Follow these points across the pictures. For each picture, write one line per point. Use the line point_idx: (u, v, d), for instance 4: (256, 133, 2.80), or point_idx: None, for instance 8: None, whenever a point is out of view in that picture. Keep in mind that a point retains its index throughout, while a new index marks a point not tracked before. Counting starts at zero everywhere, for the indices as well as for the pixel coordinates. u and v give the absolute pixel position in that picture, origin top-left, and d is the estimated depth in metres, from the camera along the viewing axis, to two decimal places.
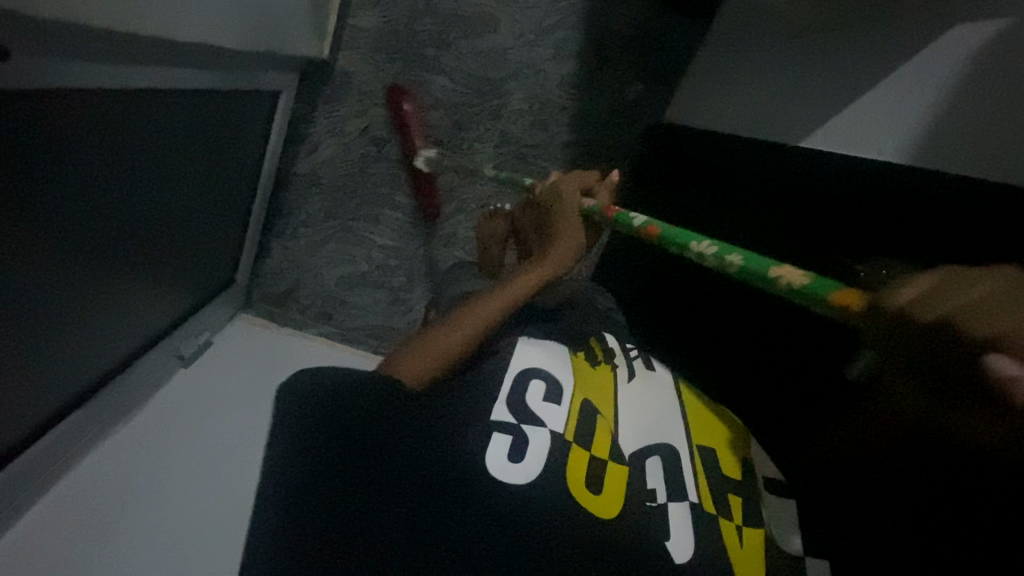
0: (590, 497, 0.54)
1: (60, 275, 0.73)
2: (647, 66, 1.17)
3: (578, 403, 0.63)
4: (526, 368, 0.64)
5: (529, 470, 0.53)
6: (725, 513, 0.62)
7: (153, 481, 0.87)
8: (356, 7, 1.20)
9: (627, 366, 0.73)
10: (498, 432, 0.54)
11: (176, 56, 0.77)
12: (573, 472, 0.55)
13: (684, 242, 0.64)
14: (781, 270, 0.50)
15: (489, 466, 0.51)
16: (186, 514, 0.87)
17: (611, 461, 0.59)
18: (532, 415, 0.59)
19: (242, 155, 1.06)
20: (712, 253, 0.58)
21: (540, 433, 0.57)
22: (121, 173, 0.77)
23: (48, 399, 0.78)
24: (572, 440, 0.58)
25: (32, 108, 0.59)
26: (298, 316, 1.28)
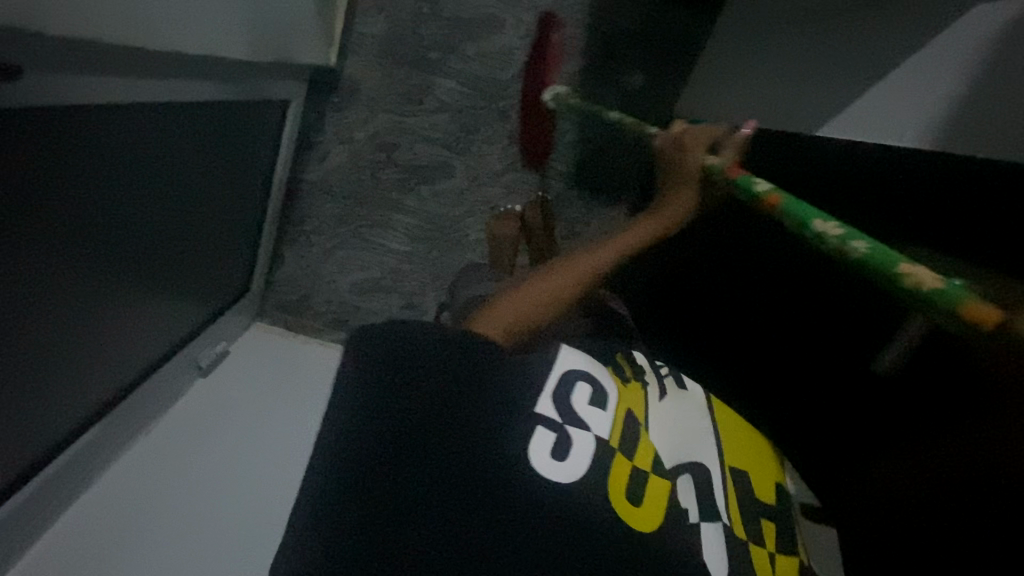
0: (630, 509, 0.52)
1: (75, 289, 0.73)
2: (655, 60, 1.16)
3: (622, 412, 0.59)
4: (574, 370, 0.59)
5: (572, 471, 0.52)
6: (756, 539, 0.61)
7: (183, 482, 0.90)
8: (362, 14, 1.20)
9: (658, 383, 0.67)
10: (538, 432, 0.53)
11: (184, 67, 0.77)
12: (615, 481, 0.53)
13: (808, 219, 0.51)
14: (913, 269, 0.42)
15: (532, 462, 0.51)
16: (218, 512, 0.89)
17: (652, 474, 0.57)
18: (578, 415, 0.56)
19: (252, 166, 1.07)
20: (833, 237, 0.48)
21: (584, 434, 0.55)
22: (132, 186, 0.77)
23: (67, 414, 0.79)
24: (617, 447, 0.56)
25: (41, 123, 0.60)
26: (313, 324, 1.29)
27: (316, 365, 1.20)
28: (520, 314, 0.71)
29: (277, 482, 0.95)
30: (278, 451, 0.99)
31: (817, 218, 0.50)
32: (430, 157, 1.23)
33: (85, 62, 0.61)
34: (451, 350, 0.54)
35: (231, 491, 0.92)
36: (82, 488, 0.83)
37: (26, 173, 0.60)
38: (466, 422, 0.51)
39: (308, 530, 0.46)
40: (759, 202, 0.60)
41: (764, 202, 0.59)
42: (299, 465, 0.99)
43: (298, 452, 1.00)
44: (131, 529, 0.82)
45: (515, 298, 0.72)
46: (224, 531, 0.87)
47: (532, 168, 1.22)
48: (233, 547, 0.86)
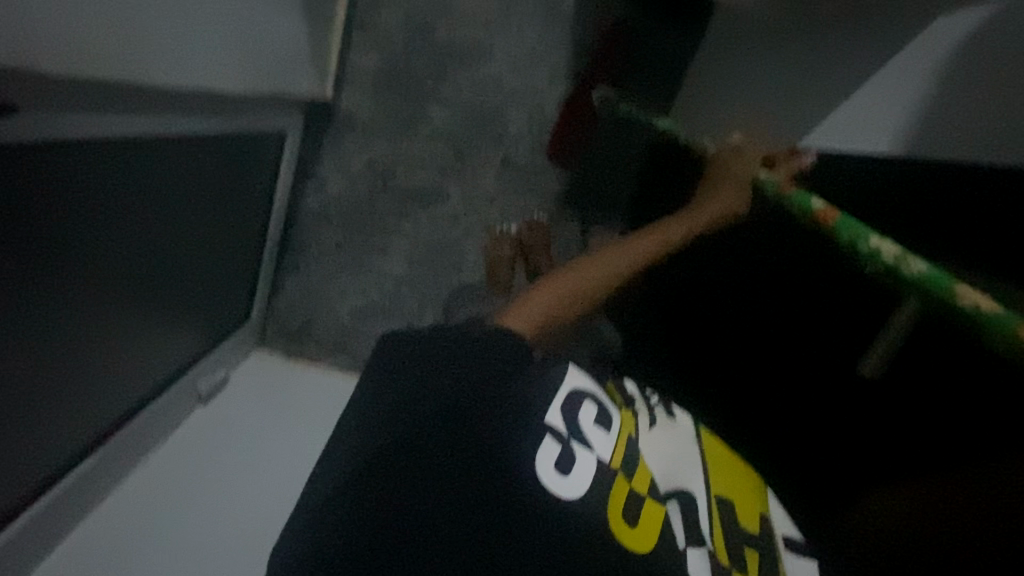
0: (626, 529, 0.51)
1: (73, 317, 0.75)
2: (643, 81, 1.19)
3: (625, 436, 0.58)
4: (580, 389, 0.57)
5: (577, 487, 0.51)
6: (739, 565, 0.58)
7: (178, 512, 0.89)
8: (357, 47, 1.24)
9: (647, 412, 0.64)
10: (544, 445, 0.51)
11: (183, 101, 0.80)
12: (614, 502, 0.52)
13: (862, 235, 0.59)
14: (968, 293, 0.49)
15: (537, 474, 0.49)
16: (210, 544, 0.87)
17: (648, 500, 0.55)
18: (584, 434, 0.54)
19: (252, 195, 1.10)
20: (890, 255, 0.56)
21: (588, 454, 0.53)
22: (132, 216, 0.80)
23: (64, 443, 0.79)
24: (618, 469, 0.55)
25: (34, 154, 0.62)
26: (314, 349, 1.30)
27: (314, 390, 1.20)
28: (552, 305, 0.66)
29: (270, 515, 0.94)
30: (273, 482, 0.98)
31: (872, 235, 0.58)
32: (426, 182, 1.25)
33: (75, 96, 0.63)
34: (446, 368, 0.54)
35: (225, 523, 0.91)
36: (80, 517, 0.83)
37: (16, 205, 0.61)
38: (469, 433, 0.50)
39: (299, 547, 0.46)
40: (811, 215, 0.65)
41: (815, 218, 0.65)
42: (293, 497, 0.97)
43: (293, 483, 0.99)
44: (131, 554, 0.82)
45: (548, 288, 0.68)
46: (215, 564, 0.85)
47: (526, 189, 1.24)
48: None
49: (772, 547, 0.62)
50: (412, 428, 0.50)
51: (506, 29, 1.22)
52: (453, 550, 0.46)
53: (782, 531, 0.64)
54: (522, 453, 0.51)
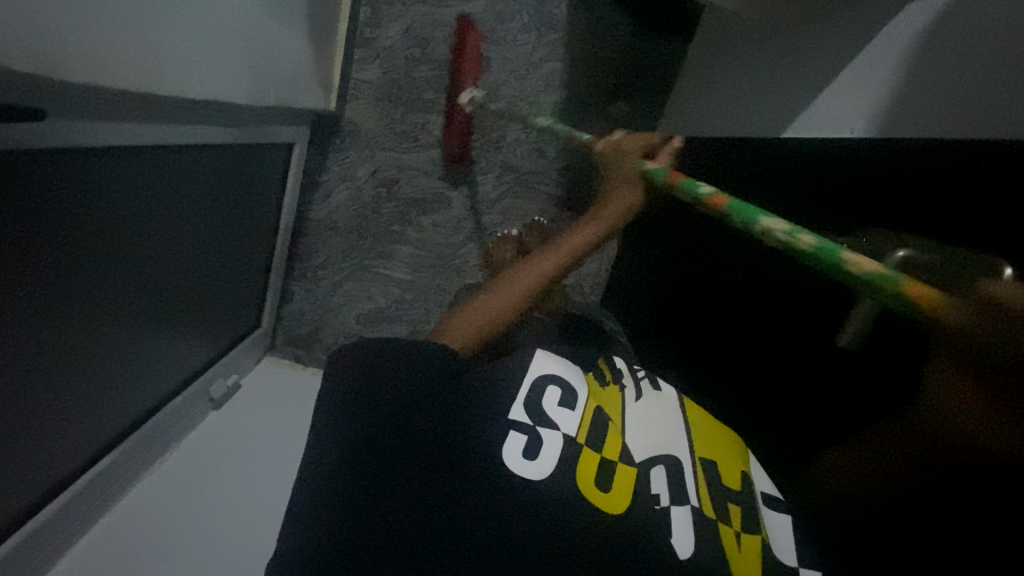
0: (598, 493, 0.55)
1: (89, 320, 0.78)
2: (634, 87, 1.24)
3: (591, 408, 0.62)
4: (543, 376, 0.62)
5: (541, 467, 0.55)
6: (724, 519, 0.59)
7: (183, 513, 0.92)
8: (359, 62, 1.28)
9: (634, 387, 0.69)
10: (511, 433, 0.56)
11: (190, 113, 0.85)
12: (584, 469, 0.56)
13: (756, 217, 0.56)
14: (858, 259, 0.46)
15: (506, 461, 0.54)
16: (206, 545, 0.89)
17: (620, 464, 0.59)
18: (547, 417, 0.59)
19: (260, 206, 1.14)
20: (780, 230, 0.53)
21: (553, 433, 0.58)
22: (143, 224, 0.84)
23: (80, 443, 0.82)
24: (583, 443, 0.58)
25: (52, 163, 0.66)
26: (322, 356, 1.34)
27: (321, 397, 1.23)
28: (484, 320, 0.78)
29: (265, 523, 0.95)
30: (272, 490, 1.00)
31: (764, 216, 0.55)
32: (427, 189, 1.29)
33: (87, 107, 0.67)
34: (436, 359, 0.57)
35: (223, 525, 0.92)
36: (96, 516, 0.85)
37: (32, 212, 0.65)
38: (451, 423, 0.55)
39: None
40: (664, 182, 0.75)
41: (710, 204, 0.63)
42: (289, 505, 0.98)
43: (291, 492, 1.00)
44: (138, 557, 0.84)
45: (478, 306, 0.79)
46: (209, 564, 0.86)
47: (526, 194, 1.27)
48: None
49: (754, 503, 0.63)
50: (402, 422, 0.55)
51: (502, 40, 1.26)
52: (441, 532, 0.51)
53: (762, 488, 0.67)
54: None
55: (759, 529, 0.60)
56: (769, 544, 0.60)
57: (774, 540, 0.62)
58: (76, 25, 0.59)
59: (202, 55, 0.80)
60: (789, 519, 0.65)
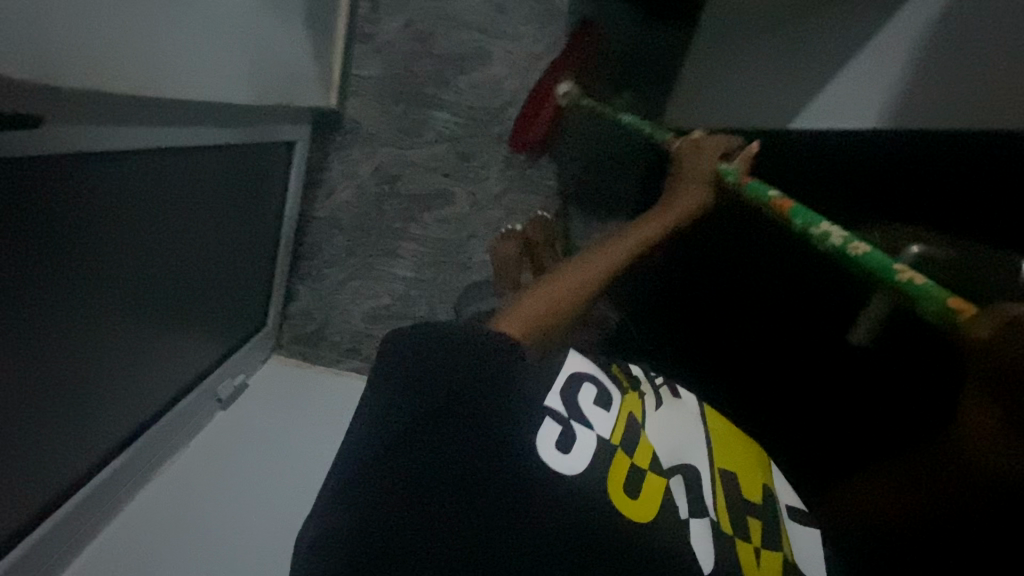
0: (627, 502, 0.54)
1: (94, 325, 0.78)
2: (638, 77, 1.22)
3: (625, 414, 0.61)
4: (579, 371, 0.60)
5: (574, 462, 0.54)
6: (742, 534, 0.60)
7: (197, 513, 0.93)
8: (359, 58, 1.27)
9: (653, 393, 0.68)
10: (546, 420, 0.55)
11: (189, 114, 0.84)
12: (615, 476, 0.55)
13: (814, 222, 0.61)
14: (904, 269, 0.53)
15: (541, 454, 0.53)
16: (220, 546, 0.90)
17: (650, 471, 0.58)
18: (582, 414, 0.57)
19: (263, 205, 1.14)
20: (837, 238, 0.58)
21: (587, 433, 0.56)
22: (146, 227, 0.83)
23: (89, 446, 0.82)
24: (618, 445, 0.58)
25: (50, 169, 0.66)
26: (329, 354, 1.34)
27: (332, 396, 1.24)
28: (544, 314, 0.70)
29: (279, 525, 0.95)
30: (285, 490, 1.00)
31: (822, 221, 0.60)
32: (431, 185, 1.28)
33: (85, 111, 0.66)
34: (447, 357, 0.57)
35: (237, 526, 0.93)
36: (106, 519, 0.86)
37: (31, 219, 0.65)
38: (470, 424, 0.53)
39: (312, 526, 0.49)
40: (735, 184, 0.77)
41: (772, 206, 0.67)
42: (304, 507, 0.99)
43: (304, 493, 1.00)
44: (155, 557, 0.85)
45: (535, 299, 0.71)
46: (224, 565, 0.87)
47: (531, 188, 1.26)
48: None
49: (775, 516, 0.64)
50: (420, 417, 0.54)
51: (503, 33, 1.24)
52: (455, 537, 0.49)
53: (784, 501, 0.67)
54: (528, 433, 0.53)
55: (781, 545, 0.61)
56: (790, 560, 0.61)
57: (798, 555, 0.63)
58: (70, 27, 0.58)
59: (201, 55, 0.79)
60: (816, 531, 0.66)
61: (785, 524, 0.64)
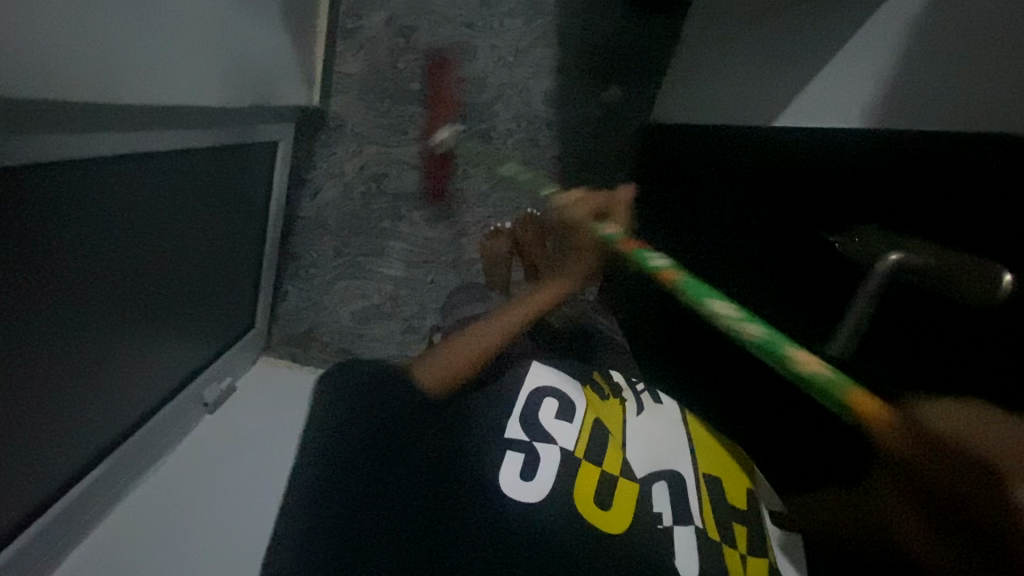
0: (598, 512, 0.61)
1: (79, 333, 0.77)
2: (628, 70, 1.20)
3: (590, 423, 0.69)
4: (539, 390, 0.70)
5: (540, 486, 0.61)
6: (729, 540, 0.66)
7: (185, 516, 0.93)
8: (341, 54, 1.25)
9: (635, 400, 0.77)
10: (510, 451, 0.63)
11: (171, 116, 0.82)
12: (582, 488, 0.62)
13: (704, 299, 0.67)
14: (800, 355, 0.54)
15: (503, 483, 0.60)
16: (206, 548, 0.89)
17: (621, 479, 0.66)
18: (547, 433, 0.66)
19: (247, 206, 1.12)
20: (727, 316, 0.63)
21: (551, 448, 0.64)
22: (126, 231, 0.82)
23: (77, 453, 0.82)
24: (583, 457, 0.65)
25: (32, 177, 0.64)
26: (318, 354, 1.33)
27: None
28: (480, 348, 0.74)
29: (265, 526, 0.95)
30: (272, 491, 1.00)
31: (713, 300, 0.66)
32: (418, 183, 1.26)
33: (63, 119, 0.64)
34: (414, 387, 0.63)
35: (223, 527, 0.93)
36: (90, 528, 0.85)
37: (10, 230, 0.63)
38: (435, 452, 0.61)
39: None
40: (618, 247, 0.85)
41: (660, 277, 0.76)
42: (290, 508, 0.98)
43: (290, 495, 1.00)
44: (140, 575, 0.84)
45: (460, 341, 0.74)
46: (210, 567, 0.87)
47: (519, 185, 1.25)
48: None
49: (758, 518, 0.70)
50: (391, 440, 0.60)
51: (488, 26, 1.22)
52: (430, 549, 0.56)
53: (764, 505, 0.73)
54: None
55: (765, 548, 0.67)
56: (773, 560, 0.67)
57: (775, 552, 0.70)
58: (44, 30, 0.56)
59: (180, 55, 0.77)
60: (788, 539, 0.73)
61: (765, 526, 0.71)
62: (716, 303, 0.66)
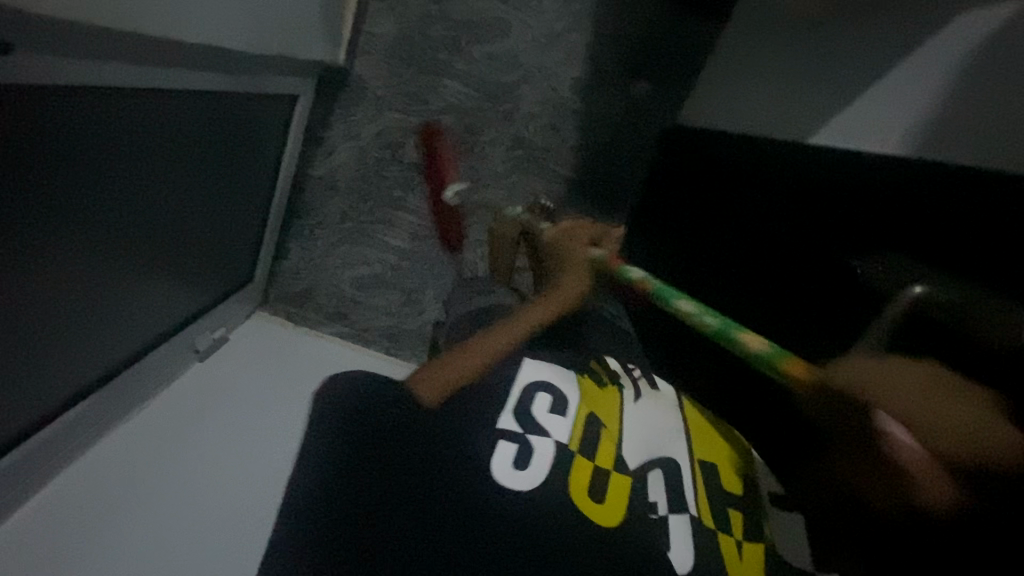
0: (592, 506, 0.55)
1: (79, 266, 0.76)
2: (661, 66, 1.18)
3: (583, 415, 0.64)
4: (534, 381, 0.65)
5: (532, 477, 0.55)
6: (725, 529, 0.62)
7: (154, 473, 0.89)
8: (372, 14, 1.22)
9: (632, 385, 0.72)
10: (501, 441, 0.57)
11: (190, 56, 0.80)
12: (575, 482, 0.57)
13: (670, 299, 0.79)
14: (749, 339, 0.67)
15: (498, 481, 0.53)
16: (170, 514, 0.86)
17: (612, 472, 0.60)
18: (538, 423, 0.61)
19: (259, 157, 1.10)
20: (689, 312, 0.75)
21: (544, 440, 0.60)
22: (135, 168, 0.80)
23: (63, 385, 0.81)
24: (577, 450, 0.61)
25: (42, 102, 0.63)
26: (314, 316, 1.32)
27: (321, 363, 1.22)
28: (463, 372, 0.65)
29: (228, 501, 0.90)
30: (248, 468, 0.96)
31: (674, 298, 0.78)
32: None
33: (83, 43, 0.63)
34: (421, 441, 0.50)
35: (191, 492, 0.89)
36: (57, 470, 0.83)
37: (19, 154, 0.62)
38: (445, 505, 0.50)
39: None
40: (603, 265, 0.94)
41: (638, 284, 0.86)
42: (262, 489, 0.94)
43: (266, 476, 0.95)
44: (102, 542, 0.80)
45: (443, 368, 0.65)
46: (168, 535, 0.84)
47: (537, 171, 1.22)
48: (168, 555, 0.82)
49: (758, 506, 0.66)
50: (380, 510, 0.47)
51: (525, 5, 1.20)
52: None
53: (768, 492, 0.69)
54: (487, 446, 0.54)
55: (765, 536, 0.63)
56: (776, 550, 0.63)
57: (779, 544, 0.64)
58: None
59: None
60: None
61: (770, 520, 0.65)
62: (676, 303, 0.78)
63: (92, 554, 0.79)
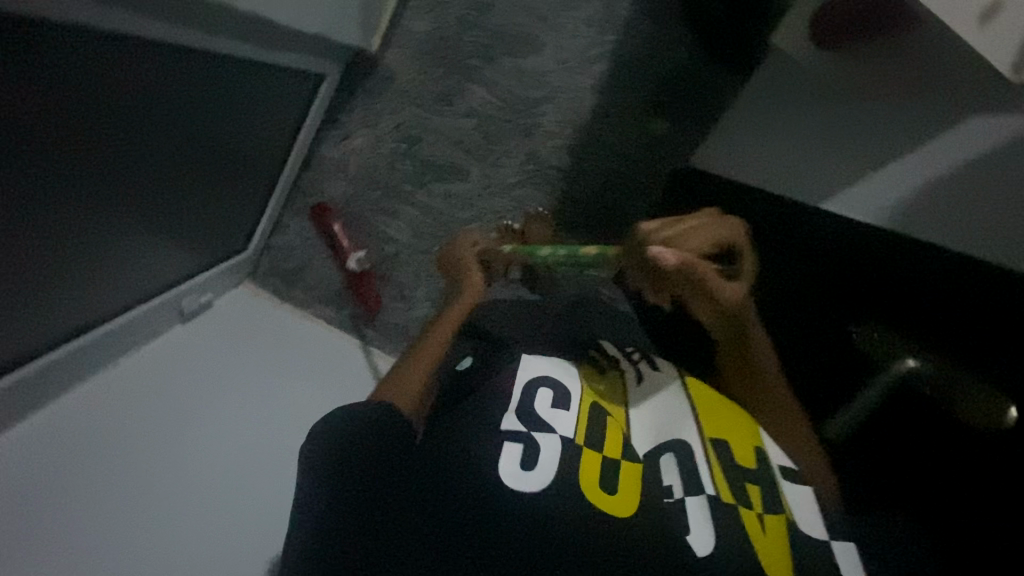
0: (604, 497, 0.65)
1: (83, 210, 0.75)
2: (682, 107, 1.22)
3: (587, 406, 0.75)
4: (534, 377, 0.76)
5: (540, 477, 0.65)
6: (745, 502, 0.69)
7: (129, 429, 0.86)
8: (410, 12, 1.25)
9: (635, 369, 0.84)
10: (507, 443, 0.68)
11: (232, 22, 0.80)
12: (585, 476, 0.66)
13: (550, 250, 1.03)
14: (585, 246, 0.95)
15: (504, 480, 0.64)
16: (139, 474, 0.82)
17: (622, 460, 0.70)
18: (544, 421, 0.71)
19: (278, 129, 1.10)
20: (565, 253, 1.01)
21: (550, 438, 0.69)
22: (156, 120, 0.79)
23: (47, 326, 0.79)
24: (582, 443, 0.70)
25: (85, 42, 0.62)
26: (301, 296, 1.29)
27: (308, 346, 1.20)
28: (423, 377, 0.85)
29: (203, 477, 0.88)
30: (224, 446, 0.93)
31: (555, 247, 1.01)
32: (450, 157, 1.25)
33: None
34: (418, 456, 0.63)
35: (165, 455, 0.86)
36: (29, 410, 0.79)
37: (53, 90, 0.61)
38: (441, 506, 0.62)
39: None
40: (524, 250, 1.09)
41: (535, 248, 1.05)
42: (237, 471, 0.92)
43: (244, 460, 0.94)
44: (92, 495, 0.77)
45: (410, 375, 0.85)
46: (134, 498, 0.80)
47: (548, 187, 1.24)
48: (133, 520, 0.78)
49: (770, 480, 0.74)
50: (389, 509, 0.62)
51: (559, 28, 1.24)
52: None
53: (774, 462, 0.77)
54: None
55: (782, 510, 0.70)
56: (792, 515, 0.70)
57: (799, 519, 0.70)
58: None
59: None
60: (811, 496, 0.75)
61: (783, 492, 0.73)
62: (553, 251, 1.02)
63: (51, 500, 0.74)
